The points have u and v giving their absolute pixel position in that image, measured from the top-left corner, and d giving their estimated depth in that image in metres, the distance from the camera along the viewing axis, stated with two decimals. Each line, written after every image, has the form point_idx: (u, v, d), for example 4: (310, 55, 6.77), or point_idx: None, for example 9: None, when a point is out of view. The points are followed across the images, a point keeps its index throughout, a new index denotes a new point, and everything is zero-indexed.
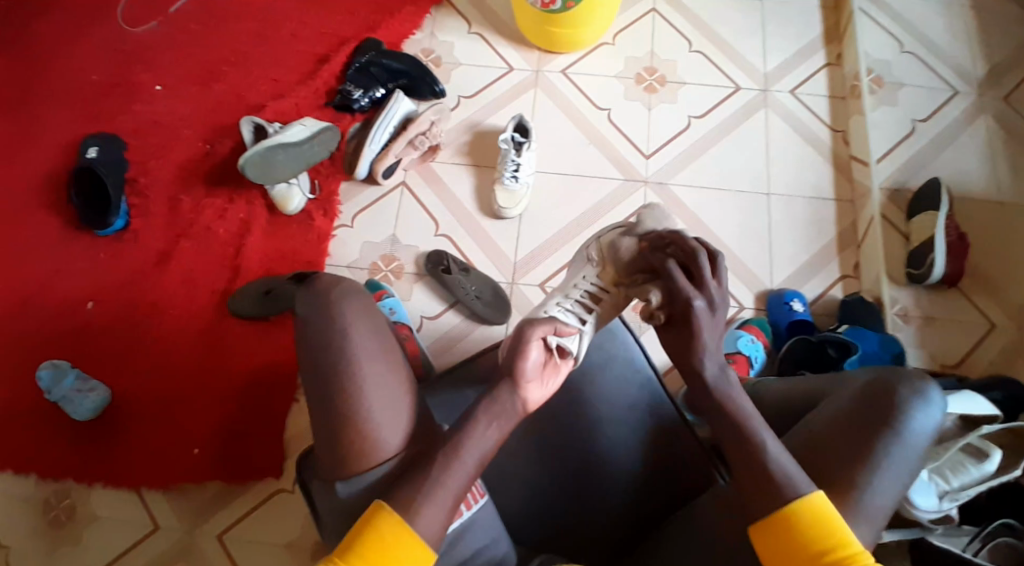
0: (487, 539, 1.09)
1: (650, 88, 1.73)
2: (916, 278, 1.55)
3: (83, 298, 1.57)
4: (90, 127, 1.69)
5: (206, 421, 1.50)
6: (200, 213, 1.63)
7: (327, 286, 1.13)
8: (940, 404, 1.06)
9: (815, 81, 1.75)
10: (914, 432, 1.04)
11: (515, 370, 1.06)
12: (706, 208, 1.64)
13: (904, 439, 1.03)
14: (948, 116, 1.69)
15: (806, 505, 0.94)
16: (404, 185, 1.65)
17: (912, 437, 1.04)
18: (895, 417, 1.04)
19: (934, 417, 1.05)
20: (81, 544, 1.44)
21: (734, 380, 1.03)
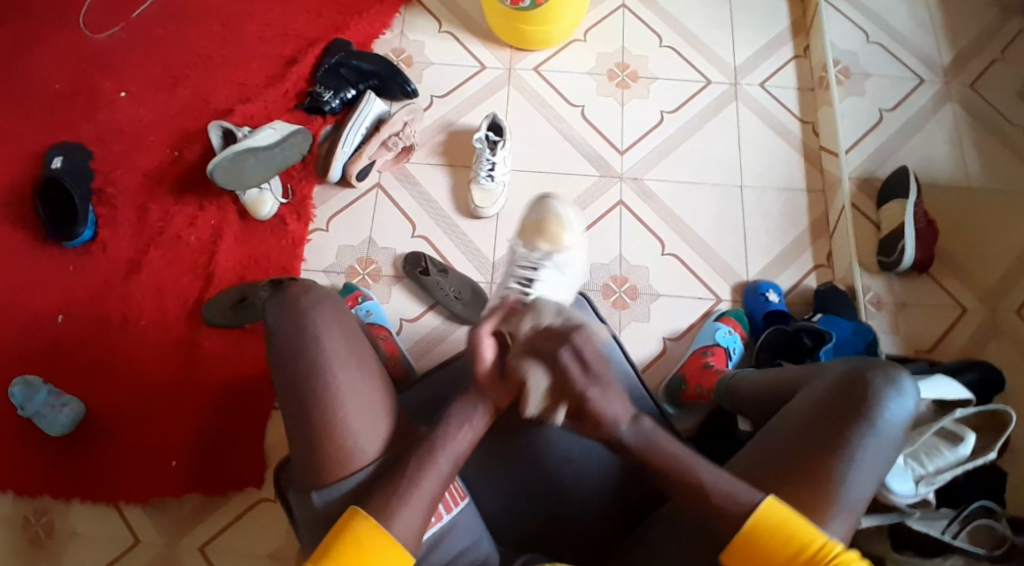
0: (469, 542, 1.10)
1: (622, 83, 1.74)
2: (888, 266, 1.58)
3: (52, 311, 1.54)
4: (53, 136, 1.65)
5: (183, 432, 1.48)
6: (170, 221, 1.60)
7: (295, 293, 1.12)
8: (913, 392, 1.08)
9: (784, 73, 1.77)
10: (888, 420, 1.06)
11: (477, 373, 1.05)
12: (681, 201, 1.65)
13: (878, 428, 1.05)
14: (915, 104, 1.72)
15: (767, 511, 0.98)
16: (379, 187, 1.64)
17: (889, 425, 1.06)
18: (870, 407, 1.06)
19: (907, 406, 1.07)
20: (59, 564, 1.41)
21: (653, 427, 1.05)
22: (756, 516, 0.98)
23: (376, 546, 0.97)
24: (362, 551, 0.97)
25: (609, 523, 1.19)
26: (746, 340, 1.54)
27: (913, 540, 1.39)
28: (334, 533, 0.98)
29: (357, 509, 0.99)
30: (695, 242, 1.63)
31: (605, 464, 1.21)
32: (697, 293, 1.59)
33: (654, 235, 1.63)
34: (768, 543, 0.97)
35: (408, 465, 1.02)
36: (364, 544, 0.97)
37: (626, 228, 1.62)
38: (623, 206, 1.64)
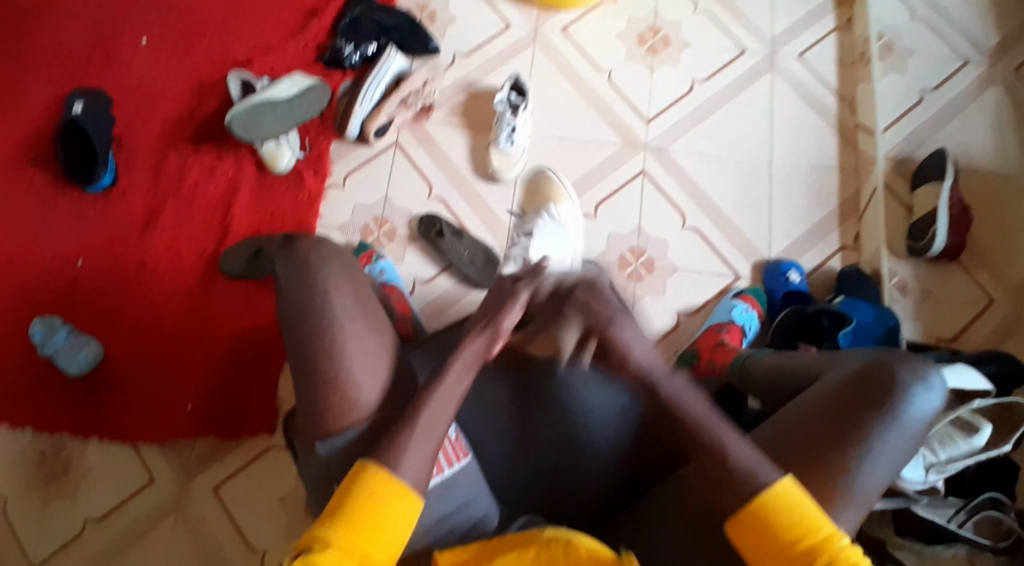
0: (467, 498, 1.10)
1: (652, 49, 1.68)
2: (916, 251, 1.53)
3: (71, 255, 1.55)
4: (75, 82, 1.65)
5: (197, 378, 1.49)
6: (187, 171, 1.60)
7: (305, 250, 1.15)
8: (940, 388, 1.06)
9: (824, 45, 1.69)
10: (912, 415, 1.03)
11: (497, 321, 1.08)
12: (706, 172, 1.61)
13: (902, 421, 1.02)
14: (957, 85, 1.64)
15: (775, 494, 0.94)
16: (396, 146, 1.62)
17: (912, 419, 1.03)
18: (895, 399, 1.03)
19: (934, 402, 1.04)
20: (75, 498, 1.43)
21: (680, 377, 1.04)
22: (761, 500, 0.93)
23: (389, 493, 0.95)
24: (374, 502, 0.94)
25: (614, 496, 1.17)
26: (763, 320, 1.51)
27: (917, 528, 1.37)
28: (346, 487, 0.96)
29: (370, 460, 0.96)
30: (718, 217, 1.59)
31: (617, 436, 1.20)
32: (717, 270, 1.56)
33: (676, 208, 1.59)
34: (775, 529, 0.92)
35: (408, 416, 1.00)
36: (377, 495, 0.94)
37: (647, 199, 1.59)
38: (645, 175, 1.60)
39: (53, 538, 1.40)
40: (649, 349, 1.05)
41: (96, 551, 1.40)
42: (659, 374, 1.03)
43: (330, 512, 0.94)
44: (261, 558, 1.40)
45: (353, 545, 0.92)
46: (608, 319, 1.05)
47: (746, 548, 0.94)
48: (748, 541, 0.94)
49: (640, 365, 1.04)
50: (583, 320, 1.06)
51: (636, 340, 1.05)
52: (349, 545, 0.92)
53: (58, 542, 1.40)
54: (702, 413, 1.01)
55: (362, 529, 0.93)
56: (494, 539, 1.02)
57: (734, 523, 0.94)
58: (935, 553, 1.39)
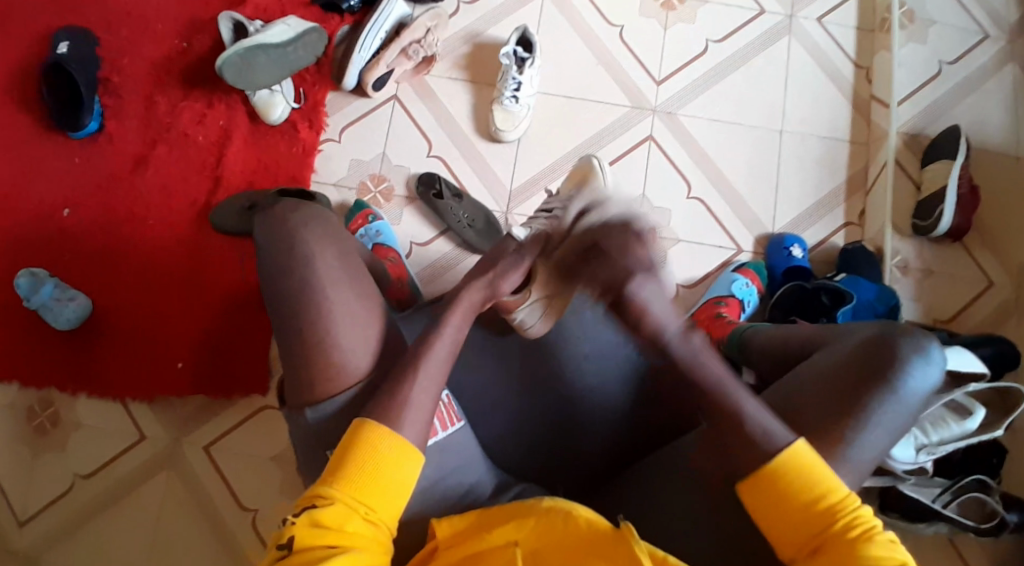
0: (461, 462, 1.09)
1: (667, 4, 1.61)
2: (921, 230, 1.50)
3: (57, 204, 1.50)
4: (57, 16, 1.56)
5: (189, 335, 1.47)
6: (177, 117, 1.53)
7: (285, 213, 1.10)
8: (941, 362, 1.03)
9: (844, 9, 1.63)
10: (909, 388, 1.01)
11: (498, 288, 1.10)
12: (714, 139, 1.56)
13: (899, 394, 1.01)
14: (976, 61, 1.59)
15: (786, 458, 0.93)
16: (395, 100, 1.56)
17: (910, 393, 1.01)
18: (893, 372, 1.01)
19: (933, 375, 1.02)
20: (65, 453, 1.44)
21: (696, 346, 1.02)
22: (775, 461, 0.93)
23: (391, 447, 0.96)
24: (377, 455, 0.95)
25: (620, 450, 1.16)
26: (761, 294, 1.49)
27: (903, 506, 1.39)
28: (344, 446, 0.96)
29: (366, 417, 0.97)
30: (724, 185, 1.55)
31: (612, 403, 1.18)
32: (719, 242, 1.53)
33: (681, 175, 1.55)
34: (787, 492, 0.92)
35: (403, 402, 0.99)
36: (379, 448, 0.95)
37: (652, 163, 1.54)
38: (653, 140, 1.55)
39: (46, 492, 1.42)
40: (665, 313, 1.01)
41: (85, 505, 1.41)
42: (673, 335, 1.02)
43: (331, 471, 0.94)
44: (254, 516, 1.42)
45: (356, 501, 0.93)
46: (637, 267, 0.99)
47: (758, 510, 0.93)
48: (759, 502, 0.93)
49: (656, 324, 1.01)
50: (604, 280, 1.02)
51: (654, 296, 1.00)
52: (352, 500, 0.92)
53: (48, 498, 1.42)
54: (721, 373, 1.01)
55: (364, 484, 0.93)
56: (491, 508, 1.00)
57: (746, 485, 0.94)
58: (917, 529, 1.43)
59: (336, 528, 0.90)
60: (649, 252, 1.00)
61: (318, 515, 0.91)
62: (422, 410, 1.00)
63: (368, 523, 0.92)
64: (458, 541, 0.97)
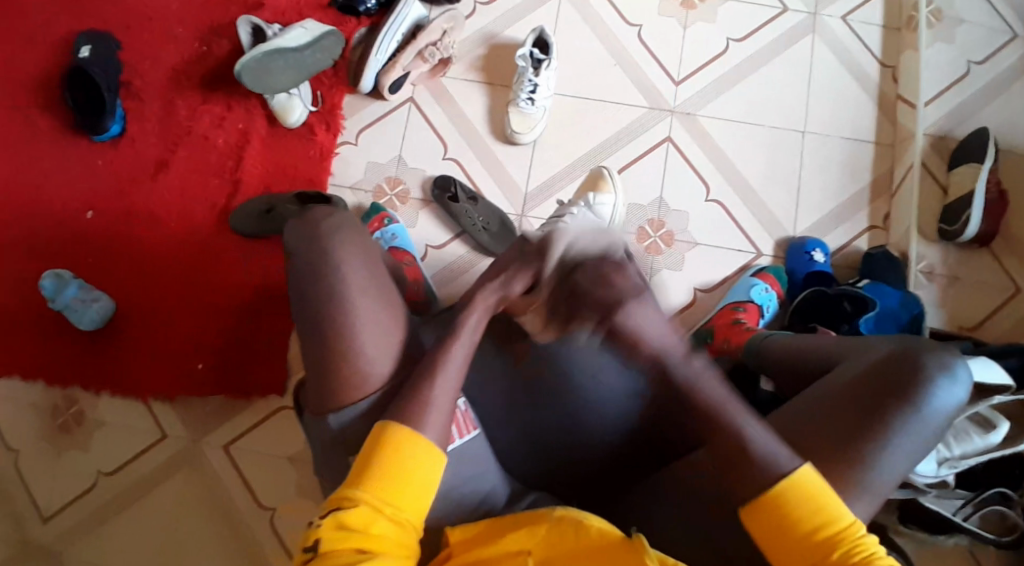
0: (474, 473, 1.10)
1: (686, 3, 1.59)
2: (948, 235, 1.46)
3: (81, 206, 1.53)
4: (81, 21, 1.59)
5: (206, 336, 1.50)
6: (197, 121, 1.55)
7: (317, 219, 1.12)
8: (966, 379, 1.03)
9: (870, 7, 1.59)
10: (935, 407, 1.00)
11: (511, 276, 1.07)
12: (733, 141, 1.54)
13: (923, 414, 1.00)
14: (1007, 60, 1.54)
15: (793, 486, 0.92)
16: (412, 102, 1.56)
17: (935, 412, 1.00)
18: (918, 390, 1.00)
19: (959, 394, 1.01)
20: (88, 451, 1.47)
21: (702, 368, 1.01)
22: (782, 486, 0.92)
23: (413, 448, 0.96)
24: (400, 458, 0.95)
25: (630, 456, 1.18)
26: (781, 298, 1.47)
27: (922, 517, 1.37)
28: (369, 449, 0.96)
29: (389, 421, 0.97)
30: (743, 188, 1.52)
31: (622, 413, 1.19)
32: (738, 245, 1.51)
33: (700, 178, 1.52)
34: (791, 518, 0.92)
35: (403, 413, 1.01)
36: (403, 450, 0.96)
37: (670, 166, 1.52)
38: (671, 142, 1.53)
39: (70, 488, 1.46)
40: (661, 331, 1.00)
41: (107, 502, 1.45)
42: (674, 357, 1.00)
43: (358, 473, 0.95)
44: (272, 515, 1.44)
45: (380, 501, 0.93)
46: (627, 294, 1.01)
47: (760, 534, 0.94)
48: (763, 528, 0.93)
49: (659, 347, 1.00)
50: (595, 307, 1.02)
51: (649, 321, 1.00)
52: (379, 501, 0.93)
53: (71, 494, 1.45)
54: (722, 397, 0.99)
55: (391, 485, 0.94)
56: (504, 516, 1.01)
57: (750, 507, 0.94)
58: (936, 541, 1.41)
59: (362, 530, 0.91)
60: (629, 280, 1.02)
61: (343, 516, 0.92)
62: (442, 413, 1.00)
63: (394, 524, 0.93)
64: (469, 549, 0.98)
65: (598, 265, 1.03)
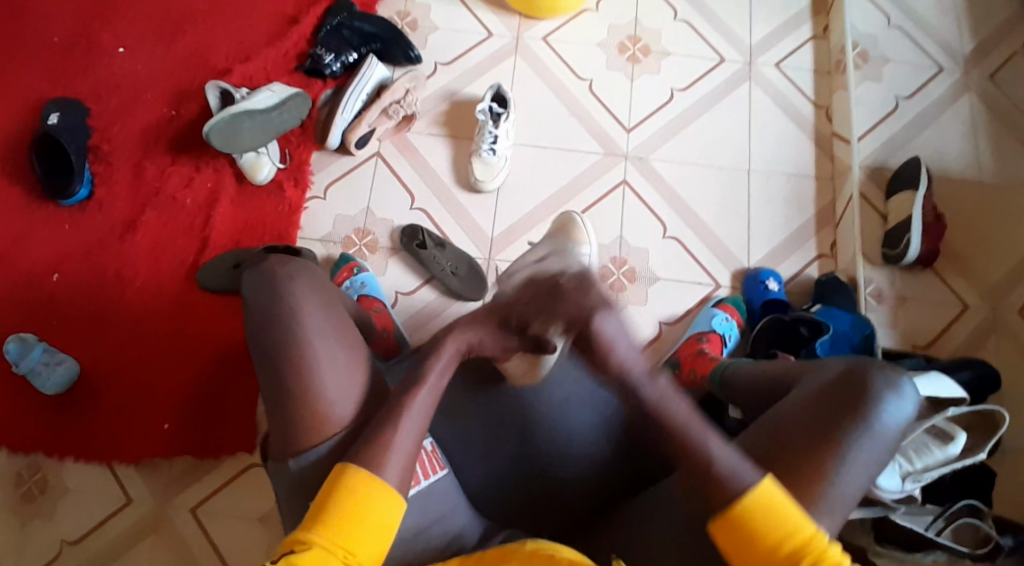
0: (440, 515, 1.09)
1: (632, 57, 1.71)
2: (892, 258, 1.55)
3: (47, 269, 1.53)
4: (49, 90, 1.63)
5: (173, 395, 1.48)
6: (165, 181, 1.58)
7: (273, 266, 1.13)
8: (913, 395, 1.05)
9: (801, 54, 1.73)
10: (885, 422, 1.03)
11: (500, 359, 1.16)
12: (685, 182, 1.63)
13: (874, 429, 1.02)
14: (933, 93, 1.69)
15: (760, 495, 0.95)
16: (378, 156, 1.62)
17: (887, 426, 1.03)
18: (869, 407, 1.03)
19: (906, 409, 1.04)
20: (54, 519, 1.42)
21: None
22: (744, 508, 0.94)
23: (368, 491, 0.97)
24: (361, 501, 0.96)
25: (607, 484, 1.20)
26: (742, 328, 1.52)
27: (896, 535, 1.36)
28: (325, 491, 0.97)
29: (345, 464, 0.98)
30: (698, 226, 1.60)
31: (593, 454, 1.21)
32: (697, 278, 1.57)
33: (656, 217, 1.60)
34: (757, 532, 0.94)
35: (387, 427, 1.01)
36: (357, 496, 0.96)
37: (628, 207, 1.60)
38: (626, 184, 1.61)
39: (32, 559, 1.39)
40: None
41: None
42: None
43: (313, 516, 0.96)
44: None
45: (337, 544, 0.94)
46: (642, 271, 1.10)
47: (728, 547, 0.96)
48: (727, 544, 0.95)
49: (621, 364, 1.02)
50: (565, 316, 1.04)
51: None
52: (332, 544, 0.93)
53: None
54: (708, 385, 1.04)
55: (346, 528, 0.95)
56: (477, 554, 1.00)
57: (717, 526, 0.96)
58: (915, 559, 1.39)
59: None
60: None
61: (296, 559, 0.92)
62: (405, 453, 1.01)
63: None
64: None
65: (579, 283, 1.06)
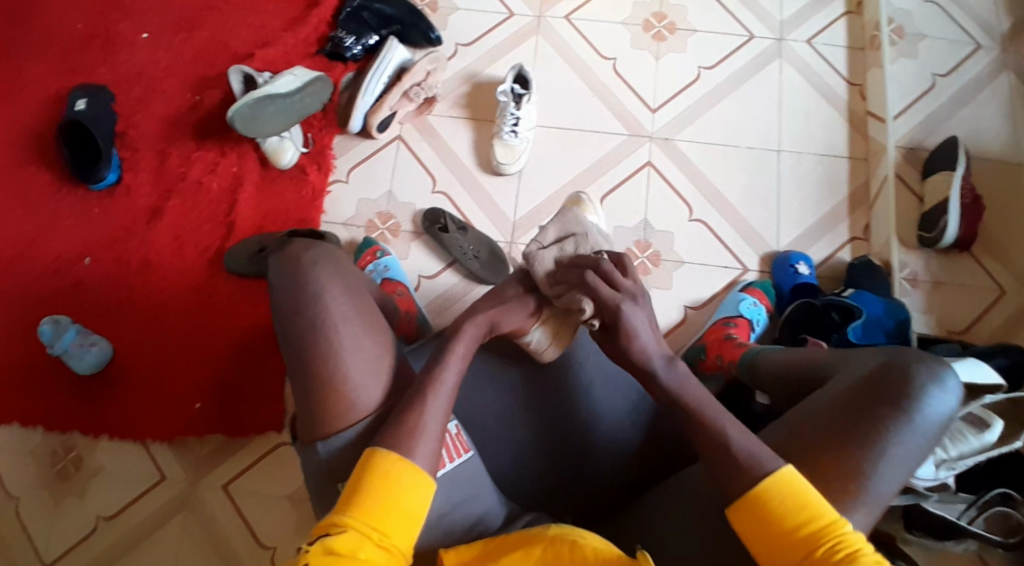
0: (465, 496, 1.07)
1: (657, 36, 1.66)
2: (927, 241, 1.50)
3: (78, 255, 1.56)
4: (77, 78, 1.65)
5: (202, 377, 1.50)
6: (191, 167, 1.60)
7: (297, 252, 1.13)
8: (955, 389, 1.02)
9: (833, 30, 1.67)
10: (926, 416, 0.99)
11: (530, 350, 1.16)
12: (711, 164, 1.59)
13: (915, 422, 0.99)
14: (970, 70, 1.62)
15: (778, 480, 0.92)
16: (399, 139, 1.61)
17: (929, 420, 0.99)
18: (910, 400, 1.00)
19: (949, 403, 1.00)
20: (86, 497, 1.45)
21: (684, 371, 1.04)
22: (764, 489, 0.92)
23: (400, 475, 0.96)
24: (393, 486, 0.96)
25: (634, 468, 1.18)
26: (770, 312, 1.48)
27: (925, 523, 1.34)
28: (356, 477, 0.97)
29: (376, 447, 0.98)
30: (725, 208, 1.56)
31: (623, 440, 1.19)
32: (724, 262, 1.54)
33: (682, 200, 1.57)
34: (776, 512, 0.91)
35: (400, 413, 1.01)
36: (391, 479, 0.96)
37: (653, 190, 1.57)
38: (651, 166, 1.58)
39: (67, 536, 1.43)
40: (651, 337, 1.05)
41: (106, 549, 1.43)
42: (659, 362, 1.04)
43: (346, 498, 0.96)
44: (271, 556, 1.42)
45: (369, 527, 0.94)
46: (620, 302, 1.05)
47: (748, 534, 0.92)
48: (746, 527, 0.92)
49: (643, 351, 1.04)
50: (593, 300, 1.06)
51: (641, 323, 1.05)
52: (365, 527, 0.93)
53: (70, 541, 1.43)
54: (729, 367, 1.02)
55: (380, 512, 0.94)
56: (498, 538, 1.00)
57: (734, 508, 0.93)
58: (946, 547, 1.39)
59: (351, 555, 0.91)
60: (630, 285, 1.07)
61: (331, 542, 0.92)
62: (432, 438, 1.00)
63: (382, 550, 0.93)
64: None
65: (600, 268, 1.08)
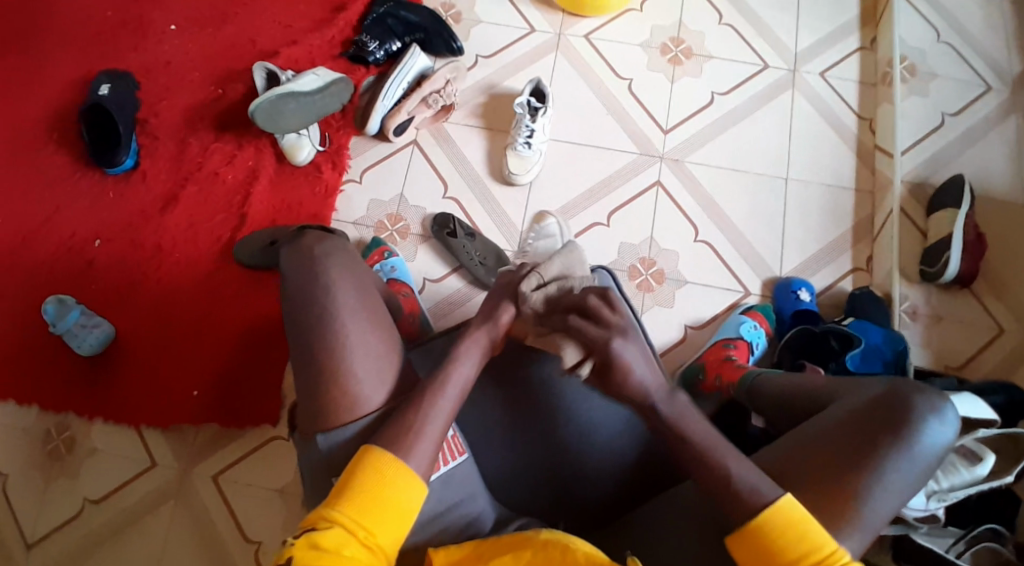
0: (463, 496, 1.07)
1: (674, 59, 1.70)
2: (929, 276, 1.51)
3: (89, 236, 1.58)
4: (102, 64, 1.69)
5: (203, 366, 1.51)
6: (207, 157, 1.62)
7: (310, 243, 1.14)
8: (954, 421, 1.02)
9: (846, 65, 1.71)
10: (924, 444, 1.00)
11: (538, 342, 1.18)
12: (719, 187, 1.61)
13: (912, 451, 0.99)
14: (979, 112, 1.65)
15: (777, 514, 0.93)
16: (415, 144, 1.64)
17: (924, 450, 1.00)
18: (907, 428, 1.00)
19: (946, 434, 1.01)
20: (78, 477, 1.46)
21: (682, 405, 1.03)
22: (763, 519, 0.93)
23: (391, 474, 0.97)
24: (383, 487, 0.96)
25: (627, 479, 1.18)
26: (770, 336, 1.50)
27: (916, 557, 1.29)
28: (351, 472, 0.97)
29: (372, 446, 0.98)
30: (731, 231, 1.58)
31: (617, 453, 1.19)
32: (727, 284, 1.55)
33: (688, 221, 1.59)
34: (774, 546, 0.92)
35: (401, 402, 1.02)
36: (384, 479, 0.96)
37: (660, 210, 1.59)
38: (660, 185, 1.61)
39: (56, 515, 1.44)
40: (647, 371, 1.03)
41: (94, 531, 1.43)
42: (657, 395, 1.02)
43: (337, 494, 0.96)
44: (257, 550, 1.42)
45: (358, 526, 0.94)
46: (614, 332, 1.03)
47: (748, 564, 0.94)
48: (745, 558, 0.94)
49: (640, 386, 1.02)
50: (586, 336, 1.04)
51: (635, 357, 1.03)
52: (353, 525, 0.93)
53: (58, 521, 1.43)
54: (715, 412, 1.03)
55: (370, 510, 0.95)
56: (488, 539, 1.00)
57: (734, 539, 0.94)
58: None
59: (336, 553, 0.92)
60: (620, 317, 1.05)
61: (318, 538, 0.92)
62: (431, 443, 1.00)
63: (367, 550, 0.93)
64: None
65: (587, 306, 1.07)
